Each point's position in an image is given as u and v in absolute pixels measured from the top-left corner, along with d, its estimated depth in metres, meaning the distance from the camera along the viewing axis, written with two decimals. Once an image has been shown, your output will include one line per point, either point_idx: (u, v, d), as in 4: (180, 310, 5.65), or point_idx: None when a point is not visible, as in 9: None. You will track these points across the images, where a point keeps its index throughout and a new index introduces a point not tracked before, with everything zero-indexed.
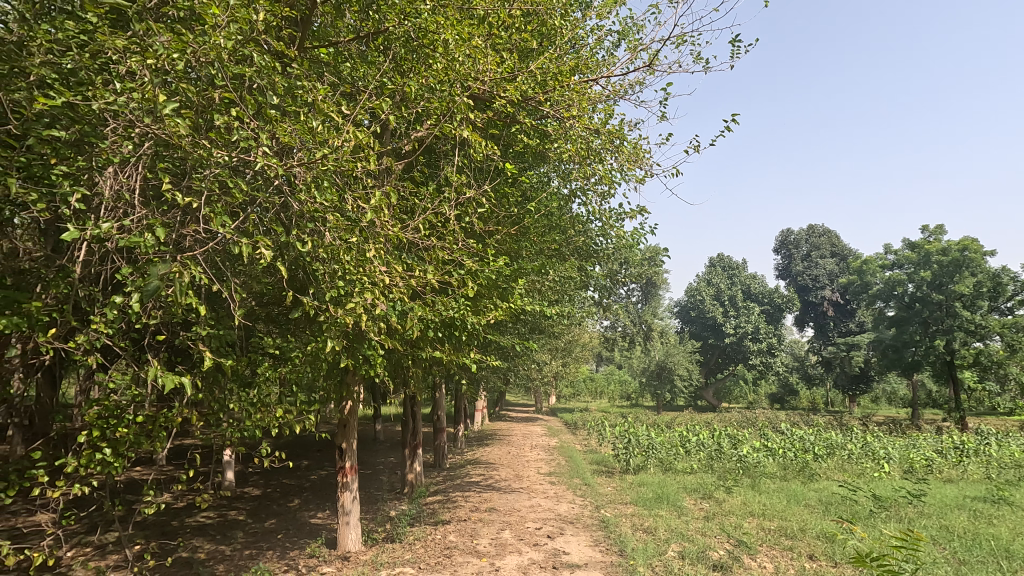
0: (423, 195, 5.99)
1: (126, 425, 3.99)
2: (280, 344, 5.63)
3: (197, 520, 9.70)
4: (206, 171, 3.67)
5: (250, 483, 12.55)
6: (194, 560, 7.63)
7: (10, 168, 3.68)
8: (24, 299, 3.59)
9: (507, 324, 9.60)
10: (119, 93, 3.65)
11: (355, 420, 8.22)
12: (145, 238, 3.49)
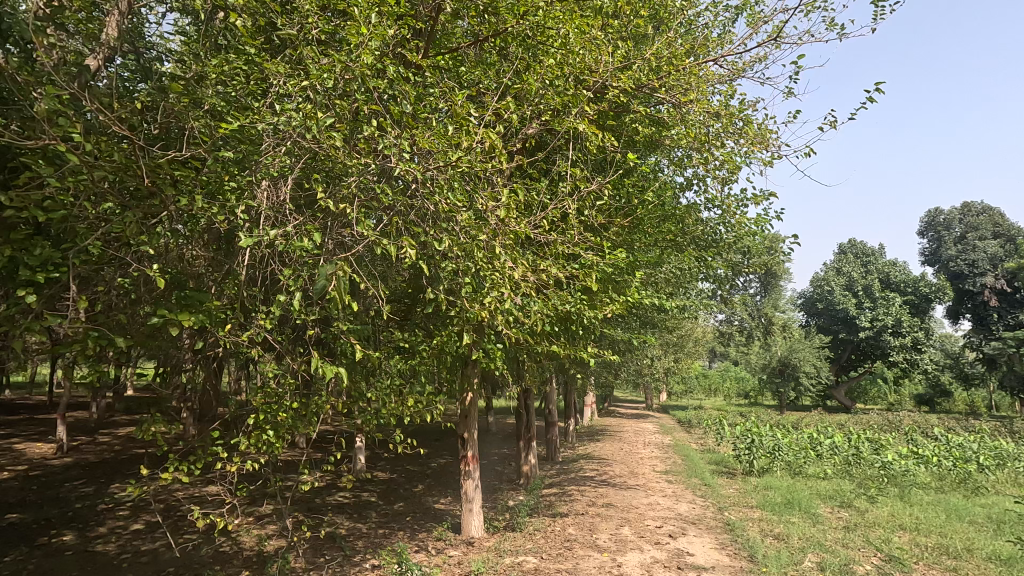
0: (540, 191, 6.05)
1: (287, 411, 4.44)
2: (412, 338, 5.98)
3: (336, 498, 10.63)
4: (352, 179, 3.99)
5: (379, 467, 13.51)
6: (337, 534, 8.38)
7: (194, 186, 4.26)
8: (206, 299, 4.13)
9: (621, 318, 9.44)
10: (279, 113, 4.08)
11: (475, 411, 8.54)
12: (302, 242, 3.86)
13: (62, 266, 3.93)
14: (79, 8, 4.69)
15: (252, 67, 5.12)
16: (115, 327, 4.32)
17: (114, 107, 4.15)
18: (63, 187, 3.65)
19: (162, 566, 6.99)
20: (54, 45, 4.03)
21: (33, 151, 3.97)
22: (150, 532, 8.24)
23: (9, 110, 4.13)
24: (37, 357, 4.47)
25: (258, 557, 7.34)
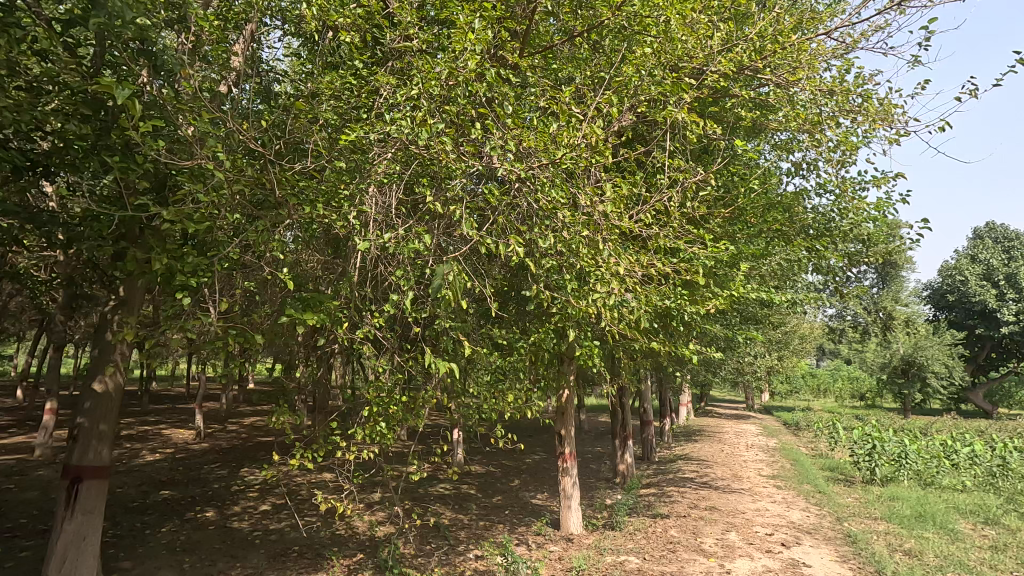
0: (638, 183, 5.92)
1: (399, 405, 4.67)
2: (511, 335, 6.08)
3: (438, 489, 11.07)
4: (458, 180, 4.11)
5: (476, 461, 13.90)
6: (441, 524, 8.73)
7: (316, 194, 4.59)
8: (327, 299, 4.45)
9: (723, 313, 9.01)
10: (390, 122, 4.31)
11: (572, 408, 8.53)
12: (415, 243, 4.04)
13: (207, 271, 4.41)
14: (215, 40, 5.24)
15: (360, 80, 5.46)
16: (249, 326, 4.78)
17: (248, 126, 4.59)
18: (208, 200, 4.09)
19: (288, 544, 7.66)
20: (198, 75, 4.54)
21: (184, 171, 4.49)
22: (277, 513, 9.05)
23: (164, 135, 4.71)
24: (187, 353, 5.05)
25: (371, 541, 7.82)
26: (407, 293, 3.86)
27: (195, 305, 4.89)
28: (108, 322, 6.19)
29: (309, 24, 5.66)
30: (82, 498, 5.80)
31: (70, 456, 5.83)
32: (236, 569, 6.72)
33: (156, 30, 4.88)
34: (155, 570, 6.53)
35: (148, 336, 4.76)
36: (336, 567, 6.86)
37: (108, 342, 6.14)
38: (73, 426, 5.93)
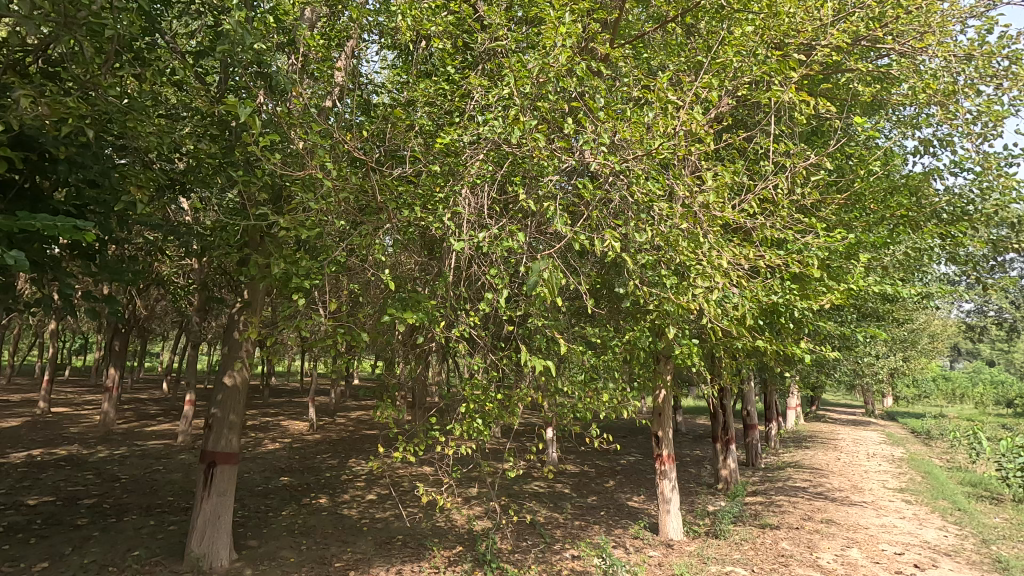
0: (740, 172, 5.58)
1: (495, 403, 4.68)
2: (606, 333, 5.94)
3: (533, 487, 11.14)
4: (551, 177, 4.08)
5: (570, 460, 13.83)
6: (536, 522, 8.76)
7: (413, 198, 4.76)
8: (425, 298, 4.58)
9: (838, 309, 8.27)
10: (483, 123, 4.37)
11: (670, 409, 8.25)
12: (509, 241, 4.06)
13: (318, 274, 4.72)
14: (321, 60, 5.63)
15: (453, 86, 5.61)
16: (355, 325, 5.05)
17: (351, 136, 4.87)
18: (317, 208, 4.38)
19: (393, 532, 8.05)
20: (308, 92, 4.89)
21: (297, 182, 4.86)
22: (382, 502, 9.55)
23: (280, 150, 5.14)
24: (302, 351, 5.44)
25: (469, 535, 8.01)
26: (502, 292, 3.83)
27: (308, 306, 5.25)
28: (235, 322, 6.84)
29: (404, 36, 5.91)
30: (216, 480, 6.46)
31: (207, 442, 6.51)
32: (347, 553, 7.17)
33: (271, 54, 5.33)
34: (277, 549, 7.13)
35: (268, 335, 5.19)
36: (437, 557, 7.10)
37: (236, 340, 6.79)
38: (208, 415, 6.61)
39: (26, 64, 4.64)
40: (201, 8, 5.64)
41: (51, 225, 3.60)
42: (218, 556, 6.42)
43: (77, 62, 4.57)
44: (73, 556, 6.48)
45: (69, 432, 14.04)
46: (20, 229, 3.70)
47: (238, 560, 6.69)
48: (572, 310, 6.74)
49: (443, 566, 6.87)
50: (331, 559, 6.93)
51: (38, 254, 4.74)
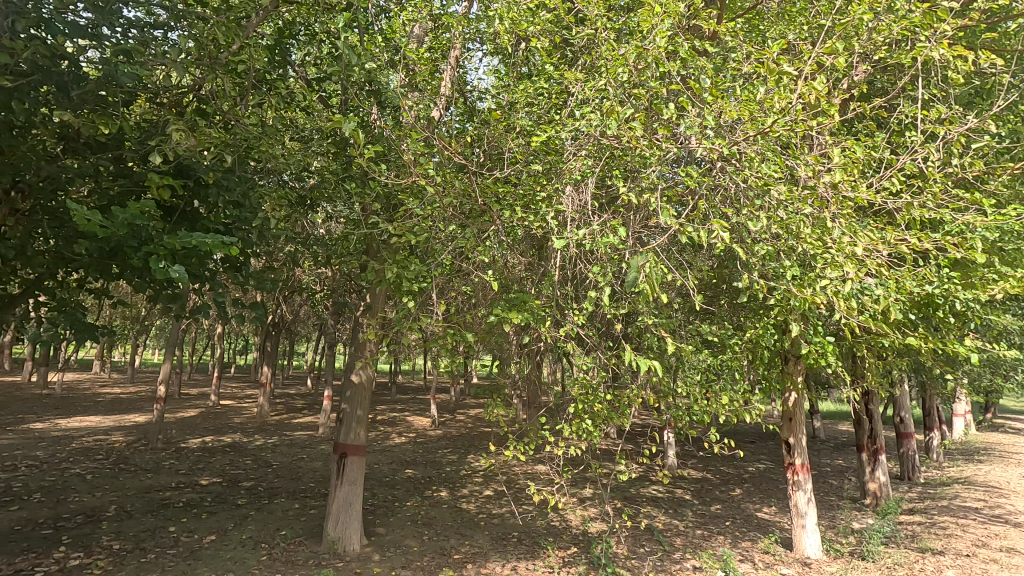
0: (878, 146, 4.92)
1: (604, 404, 4.52)
2: (723, 331, 5.53)
3: (651, 491, 10.73)
4: (654, 167, 3.87)
5: (690, 465, 13.16)
6: (654, 528, 8.42)
7: (514, 198, 4.78)
8: (530, 298, 4.55)
9: (1015, 299, 6.99)
10: (581, 118, 4.27)
11: (802, 414, 7.57)
12: (612, 237, 3.88)
13: (427, 277, 4.90)
14: (426, 72, 5.89)
15: (552, 83, 5.58)
16: (464, 325, 5.18)
17: (453, 143, 5.02)
18: (423, 214, 4.56)
19: (509, 529, 8.19)
20: (414, 104, 5.13)
21: (406, 190, 5.11)
22: (498, 498, 9.77)
23: (391, 162, 5.45)
24: (417, 351, 5.71)
25: (584, 537, 7.92)
26: (606, 290, 3.60)
27: (420, 308, 5.49)
28: (360, 325, 7.38)
29: (504, 40, 5.99)
30: (347, 470, 7.02)
31: (339, 435, 7.09)
32: (465, 546, 7.42)
33: (381, 72, 5.68)
34: (402, 538, 7.57)
35: (386, 336, 5.50)
36: (551, 557, 7.10)
37: (361, 341, 7.32)
38: (339, 410, 7.20)
39: (185, 104, 5.37)
40: (322, 38, 6.17)
41: (203, 243, 4.10)
42: (350, 540, 6.97)
43: (221, 98, 5.20)
44: (234, 532, 7.39)
45: (233, 423, 16.14)
46: (180, 246, 4.28)
47: (367, 545, 7.20)
48: (685, 307, 6.38)
49: (557, 567, 6.84)
50: (450, 551, 7.21)
51: (197, 268, 5.46)
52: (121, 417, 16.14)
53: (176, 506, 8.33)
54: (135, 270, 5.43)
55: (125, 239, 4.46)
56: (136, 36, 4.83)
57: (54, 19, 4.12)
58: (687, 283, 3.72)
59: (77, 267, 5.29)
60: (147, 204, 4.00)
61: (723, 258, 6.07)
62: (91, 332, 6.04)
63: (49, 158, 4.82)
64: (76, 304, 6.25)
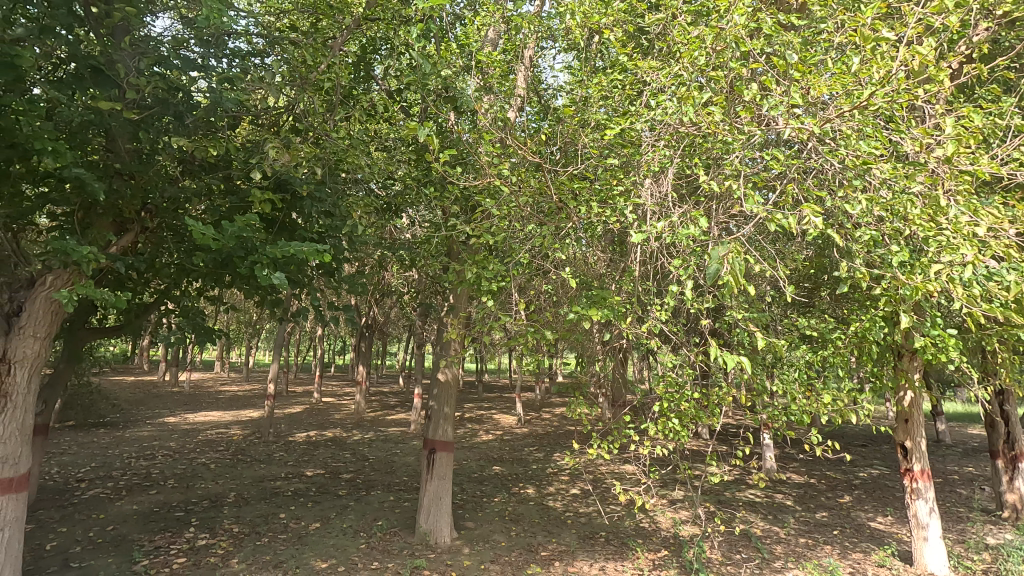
0: (1006, 112, 4.34)
1: (691, 403, 4.31)
2: (823, 325, 5.13)
3: (747, 495, 10.18)
4: (737, 152, 3.66)
5: (792, 469, 12.34)
6: (751, 534, 7.98)
7: (590, 194, 4.71)
8: (609, 294, 4.46)
9: None
10: (658, 107, 4.13)
11: (920, 415, 6.86)
12: (694, 228, 3.72)
13: (506, 276, 4.97)
14: (500, 74, 5.98)
15: (627, 74, 5.46)
16: (544, 323, 5.19)
17: (528, 142, 5.05)
18: (499, 213, 4.67)
19: (596, 529, 8.11)
20: (488, 106, 5.22)
21: (483, 191, 5.31)
22: (584, 497, 9.70)
23: (468, 165, 5.59)
24: (499, 349, 5.80)
25: (675, 540, 7.67)
26: (688, 284, 3.36)
27: (501, 307, 5.57)
28: (444, 325, 7.62)
29: (576, 35, 5.94)
30: (437, 465, 7.28)
31: (427, 431, 7.36)
32: (552, 544, 7.43)
33: (457, 79, 5.84)
34: (490, 533, 7.72)
35: (468, 335, 5.64)
36: (641, 559, 6.93)
37: (446, 340, 7.55)
38: (427, 407, 7.47)
39: (281, 123, 5.82)
40: (400, 51, 6.44)
41: (299, 251, 4.50)
42: (441, 533, 7.23)
43: (312, 116, 5.59)
44: (336, 520, 7.90)
45: (334, 419, 17.25)
46: (279, 255, 4.65)
47: (458, 538, 7.42)
48: (779, 300, 5.98)
49: (647, 569, 6.68)
50: (537, 548, 7.25)
51: (296, 274, 5.90)
52: (238, 413, 17.80)
53: (286, 494, 9.05)
54: (244, 278, 5.97)
55: (234, 250, 4.94)
56: (238, 64, 5.30)
57: (170, 57, 4.63)
58: (781, 275, 3.32)
59: (196, 277, 5.91)
60: (251, 219, 4.49)
61: (821, 246, 5.63)
62: (210, 335, 6.72)
63: (171, 181, 5.42)
64: (197, 310, 6.97)
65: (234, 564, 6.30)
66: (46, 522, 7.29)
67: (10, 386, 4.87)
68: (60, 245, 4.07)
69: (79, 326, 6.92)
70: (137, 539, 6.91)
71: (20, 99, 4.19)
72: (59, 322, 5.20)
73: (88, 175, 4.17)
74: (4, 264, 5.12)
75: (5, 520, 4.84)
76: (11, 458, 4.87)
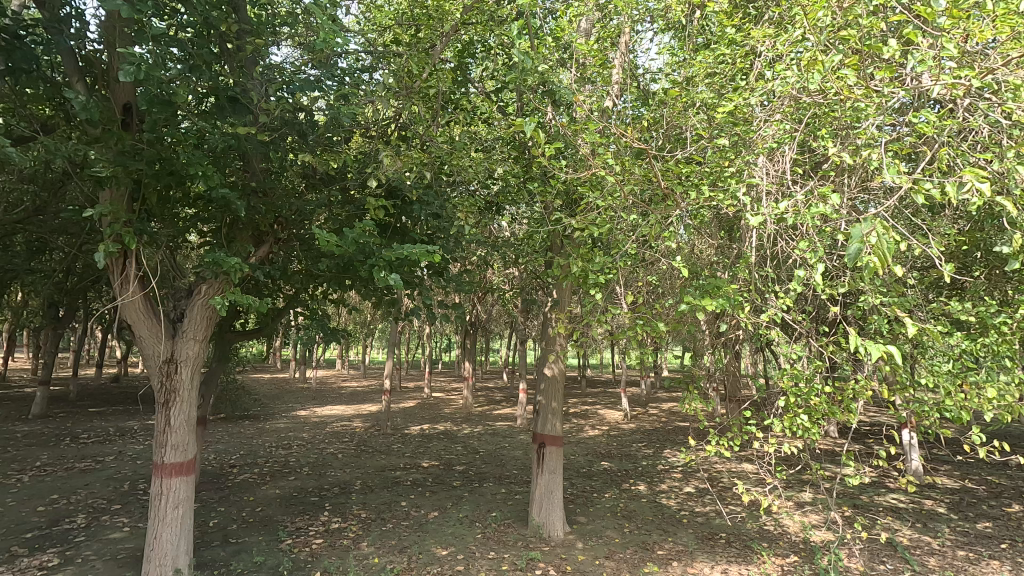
0: None
1: (824, 398, 3.81)
2: (982, 309, 4.49)
3: (889, 500, 9.18)
4: (873, 117, 3.27)
5: (942, 472, 10.95)
6: (897, 542, 7.20)
7: (700, 178, 4.47)
8: (724, 282, 4.16)
9: None
10: (777, 77, 3.82)
11: None
12: (826, 205, 3.35)
13: (612, 268, 4.85)
14: (597, 63, 5.88)
15: (735, 47, 5.16)
16: (653, 315, 5.00)
17: (630, 129, 4.92)
18: (603, 204, 4.58)
19: (715, 529, 7.75)
20: (586, 97, 5.17)
21: (585, 183, 5.26)
22: (700, 496, 9.30)
23: (569, 158, 5.57)
24: (606, 343, 5.70)
25: (805, 545, 7.12)
26: (820, 267, 3.01)
27: (606, 300, 5.45)
28: (549, 320, 7.64)
29: (676, 12, 5.69)
30: (547, 459, 7.33)
31: (536, 426, 7.43)
32: (669, 543, 7.19)
33: (554, 72, 5.80)
34: (603, 529, 7.64)
35: (575, 330, 5.60)
36: (768, 564, 6.50)
37: (551, 336, 7.57)
38: (535, 402, 7.54)
39: (389, 133, 6.15)
40: (496, 51, 6.54)
41: (411, 253, 4.77)
42: (554, 526, 7.26)
43: (418, 123, 5.85)
44: (453, 510, 8.23)
45: (445, 413, 18.01)
46: (395, 258, 4.95)
47: (570, 533, 7.42)
48: (923, 282, 5.33)
49: (776, 575, 6.25)
50: (653, 546, 7.06)
51: (409, 276, 6.21)
52: (359, 407, 19.14)
53: (405, 484, 9.59)
54: (362, 280, 6.39)
55: (354, 254, 5.32)
56: (350, 81, 5.68)
57: (294, 81, 5.07)
58: (933, 254, 2.87)
59: (322, 281, 6.44)
60: (368, 226, 4.84)
61: (975, 218, 4.93)
62: (335, 334, 7.30)
63: (297, 194, 5.94)
64: (322, 312, 7.58)
65: (364, 547, 6.78)
66: (208, 502, 8.33)
67: (177, 383, 5.60)
68: (213, 258, 4.62)
69: (227, 329, 7.81)
70: (281, 520, 7.67)
71: (175, 132, 4.80)
72: (213, 326, 5.88)
73: (231, 194, 4.68)
74: (169, 276, 5.91)
75: (179, 499, 5.57)
76: (181, 445, 5.58)
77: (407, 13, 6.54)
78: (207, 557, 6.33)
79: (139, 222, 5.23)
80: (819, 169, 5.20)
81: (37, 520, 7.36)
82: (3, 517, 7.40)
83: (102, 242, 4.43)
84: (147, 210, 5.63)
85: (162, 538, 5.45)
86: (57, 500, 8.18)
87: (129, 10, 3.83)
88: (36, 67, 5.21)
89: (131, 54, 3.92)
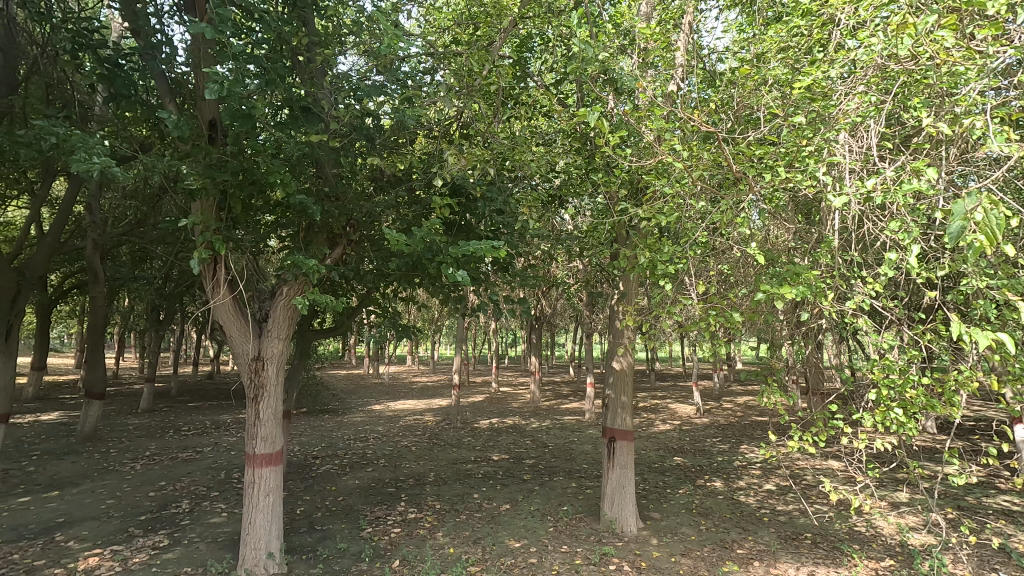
0: None
1: (922, 390, 3.44)
2: None
3: (999, 502, 8.34)
4: (974, 83, 2.97)
5: None
6: (1011, 548, 6.54)
7: (775, 159, 4.23)
8: (803, 267, 3.91)
9: None
10: (863, 44, 3.54)
11: None
12: (921, 180, 3.06)
13: (681, 257, 4.66)
14: (659, 47, 5.74)
15: (810, 19, 4.88)
16: (728, 306, 4.79)
17: (695, 113, 4.76)
18: (670, 191, 4.44)
19: (800, 529, 7.38)
20: (648, 83, 5.06)
21: (651, 171, 5.13)
22: (782, 494, 8.85)
23: (633, 145, 5.44)
24: (676, 335, 5.52)
25: (901, 548, 6.64)
26: (916, 250, 2.77)
27: (676, 290, 5.26)
28: (615, 313, 7.51)
29: None
30: (618, 454, 7.23)
31: (606, 420, 7.34)
32: (749, 542, 6.89)
33: (615, 60, 5.70)
34: (678, 525, 7.45)
35: (644, 322, 5.47)
36: (860, 567, 6.10)
37: (618, 329, 7.43)
38: (605, 397, 7.44)
39: (452, 133, 6.26)
40: (556, 43, 6.50)
41: (476, 248, 4.81)
42: (627, 522, 7.17)
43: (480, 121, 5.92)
44: (524, 503, 8.30)
45: (513, 407, 18.17)
46: (461, 254, 5.00)
47: (644, 529, 7.29)
48: None
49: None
50: (732, 545, 6.79)
51: (474, 272, 6.29)
52: (430, 402, 19.66)
53: (477, 476, 9.78)
54: (429, 278, 6.55)
55: (423, 253, 5.45)
56: (414, 84, 5.82)
57: (361, 88, 5.25)
58: None
59: (393, 280, 6.63)
60: (435, 223, 4.93)
61: None
62: (406, 332, 7.51)
63: (367, 197, 6.15)
64: (393, 310, 7.81)
65: (440, 537, 6.97)
66: (295, 491, 8.86)
67: (265, 379, 5.97)
68: (293, 261, 4.88)
69: (306, 328, 8.23)
70: (361, 509, 8.01)
71: (255, 145, 5.10)
72: (295, 325, 6.22)
73: (308, 200, 4.92)
74: (253, 280, 6.31)
75: (270, 487, 5.95)
76: (270, 437, 5.97)
77: (465, 13, 6.62)
78: (296, 542, 6.74)
79: (226, 229, 5.60)
80: (909, 143, 4.79)
81: (149, 504, 8.11)
82: (120, 501, 8.21)
83: (195, 249, 4.78)
84: (233, 217, 6.02)
85: (256, 523, 5.85)
86: (165, 486, 8.97)
87: (212, 32, 4.09)
88: (133, 91, 5.70)
89: (216, 73, 4.20)
